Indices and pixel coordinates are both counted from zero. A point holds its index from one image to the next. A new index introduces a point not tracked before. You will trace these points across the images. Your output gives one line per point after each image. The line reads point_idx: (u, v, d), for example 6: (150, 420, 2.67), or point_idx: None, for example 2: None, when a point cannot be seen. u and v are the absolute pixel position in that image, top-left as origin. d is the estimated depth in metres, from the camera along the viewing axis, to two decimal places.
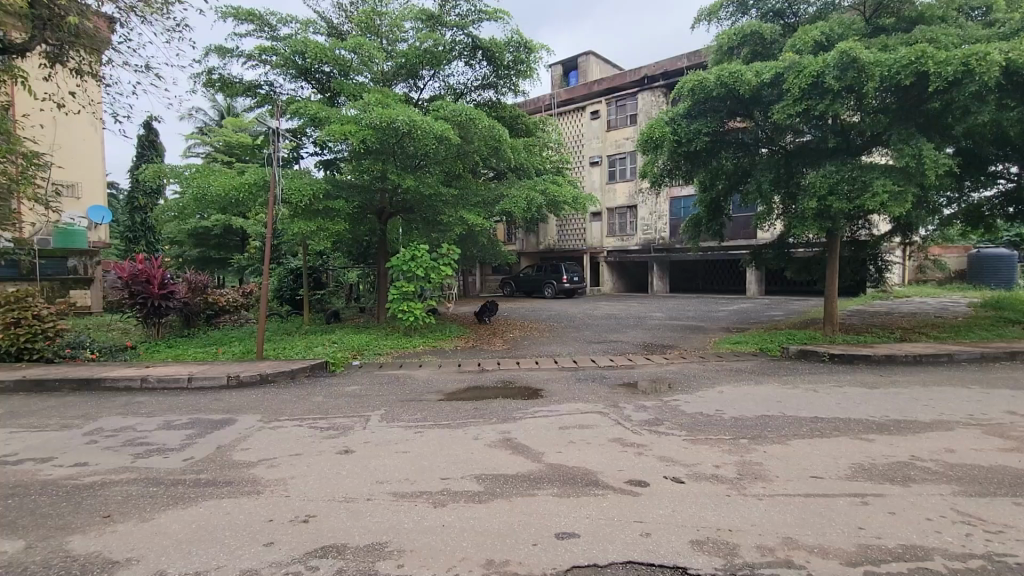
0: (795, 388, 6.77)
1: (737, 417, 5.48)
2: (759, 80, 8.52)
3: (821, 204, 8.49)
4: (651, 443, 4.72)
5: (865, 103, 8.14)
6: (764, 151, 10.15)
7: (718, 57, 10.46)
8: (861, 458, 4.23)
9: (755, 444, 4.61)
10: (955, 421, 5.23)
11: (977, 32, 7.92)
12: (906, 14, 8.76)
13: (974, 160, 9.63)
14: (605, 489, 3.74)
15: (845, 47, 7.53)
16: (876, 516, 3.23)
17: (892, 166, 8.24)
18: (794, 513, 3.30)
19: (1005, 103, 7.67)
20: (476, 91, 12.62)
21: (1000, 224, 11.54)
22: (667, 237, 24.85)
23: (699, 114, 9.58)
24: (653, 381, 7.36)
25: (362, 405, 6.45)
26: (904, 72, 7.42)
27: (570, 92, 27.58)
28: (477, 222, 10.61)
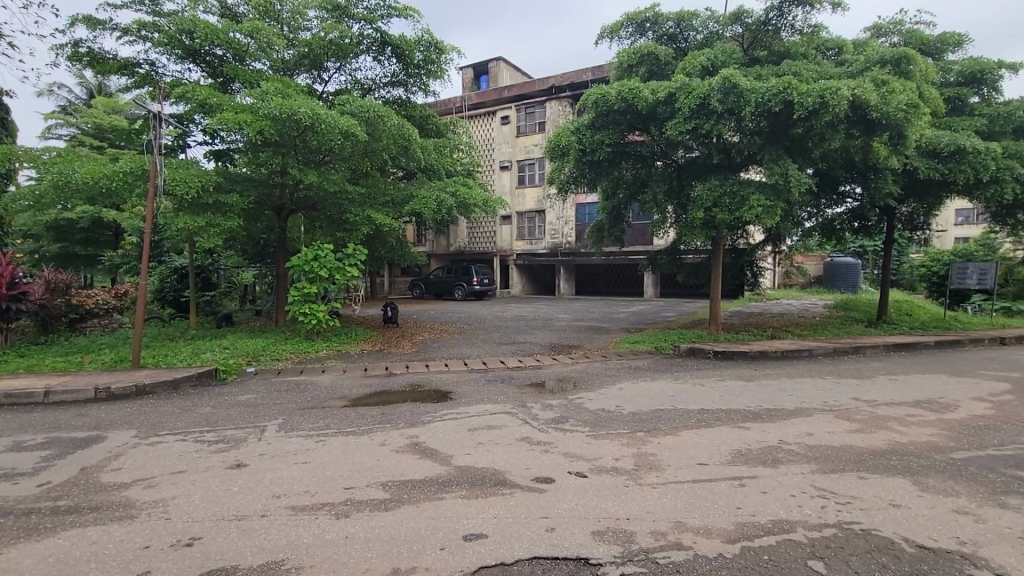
0: (685, 383, 7.39)
1: (634, 412, 5.86)
2: (655, 97, 9.19)
3: (707, 215, 9.34)
4: (557, 440, 4.90)
5: (743, 125, 9.05)
6: (659, 164, 10.96)
7: (619, 73, 11.14)
8: (738, 444, 4.72)
9: (650, 437, 4.97)
10: (812, 407, 6.01)
11: (831, 69, 9.15)
12: (775, 48, 9.89)
13: (828, 181, 11.16)
14: (512, 488, 3.83)
15: (726, 73, 8.40)
16: (751, 496, 3.62)
17: (765, 183, 9.23)
18: (683, 498, 3.60)
19: (853, 133, 8.87)
20: (385, 88, 12.33)
21: (849, 236, 13.44)
22: (572, 242, 25.95)
23: (601, 126, 10.14)
24: (560, 380, 7.66)
25: (258, 415, 6.02)
26: (774, 100, 8.36)
27: (481, 96, 27.81)
28: (385, 222, 10.30)
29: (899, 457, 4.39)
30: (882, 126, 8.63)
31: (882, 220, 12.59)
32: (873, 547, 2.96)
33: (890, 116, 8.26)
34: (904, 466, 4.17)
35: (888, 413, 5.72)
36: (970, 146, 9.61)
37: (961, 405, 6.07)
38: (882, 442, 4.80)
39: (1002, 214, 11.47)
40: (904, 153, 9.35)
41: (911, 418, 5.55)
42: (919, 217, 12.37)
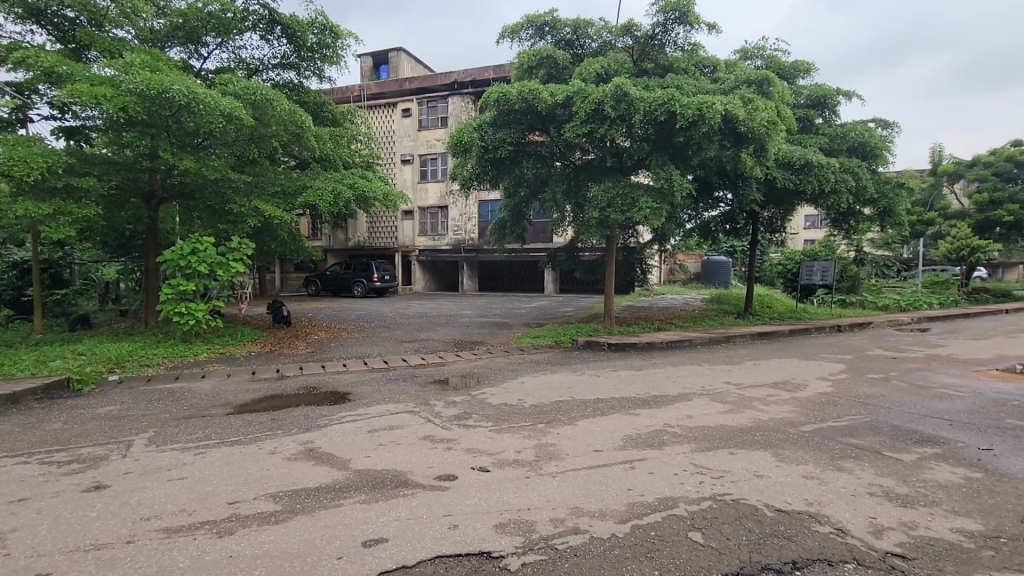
0: (582, 374, 7.79)
1: (535, 404, 6.06)
2: (553, 100, 9.56)
3: (601, 215, 9.87)
4: (460, 437, 4.91)
5: (633, 131, 9.67)
6: (557, 164, 11.37)
7: (519, 73, 11.40)
8: (630, 429, 5.06)
9: (550, 427, 5.17)
10: (692, 392, 6.64)
11: (707, 85, 10.07)
12: (661, 61, 10.66)
13: (705, 187, 12.29)
14: (414, 488, 3.78)
15: (619, 82, 8.93)
16: (640, 478, 3.91)
17: (653, 186, 9.95)
18: (579, 485, 3.80)
19: (725, 144, 9.83)
20: (274, 70, 11.46)
21: (722, 237, 14.92)
22: (475, 238, 26.09)
23: (502, 124, 10.34)
24: (463, 376, 7.69)
25: (124, 429, 5.33)
26: (660, 109, 9.03)
27: (380, 86, 26.89)
28: (274, 214, 9.57)
29: (762, 433, 4.99)
30: (748, 139, 9.67)
31: (749, 223, 14.13)
32: (740, 514, 3.34)
33: (755, 130, 9.28)
34: (766, 441, 4.75)
35: (754, 394, 6.47)
36: (816, 160, 11.11)
37: (809, 384, 7.06)
38: (749, 420, 5.42)
39: (839, 220, 13.42)
40: (766, 164, 10.55)
41: (771, 397, 6.34)
42: (777, 221, 14.06)
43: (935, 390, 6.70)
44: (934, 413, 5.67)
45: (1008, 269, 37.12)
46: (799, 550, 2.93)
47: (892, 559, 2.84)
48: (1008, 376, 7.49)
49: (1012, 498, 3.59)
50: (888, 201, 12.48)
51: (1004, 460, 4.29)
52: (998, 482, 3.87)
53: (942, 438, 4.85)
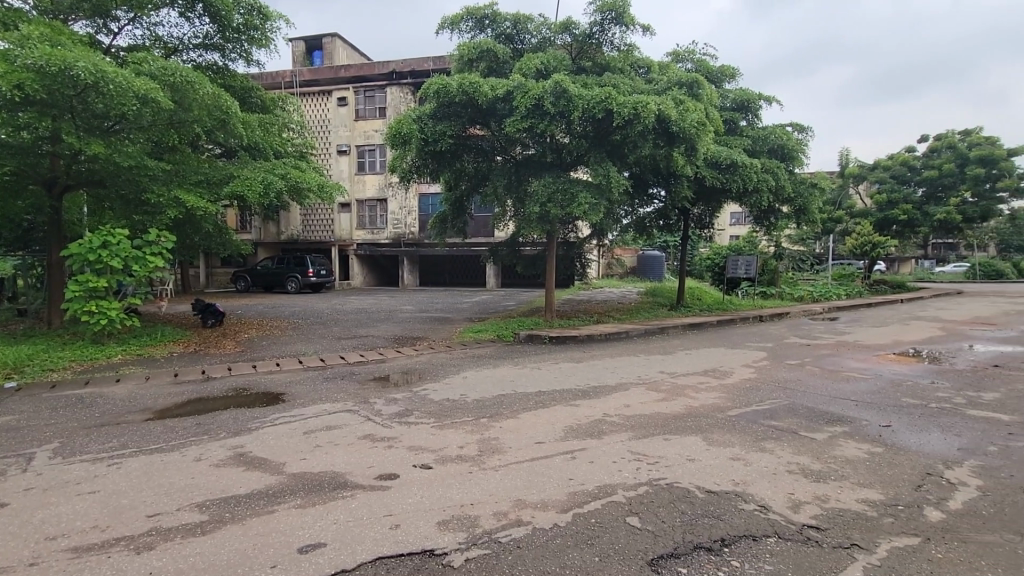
0: (524, 367, 7.88)
1: (478, 399, 6.06)
2: (493, 93, 9.54)
3: (542, 209, 9.97)
4: (401, 435, 4.82)
5: (572, 128, 9.82)
6: (498, 159, 11.37)
7: (459, 66, 11.30)
8: (570, 421, 5.18)
9: (493, 421, 5.19)
10: (629, 382, 6.89)
11: (642, 85, 10.39)
12: (598, 60, 10.89)
13: (640, 185, 12.72)
14: (354, 490, 3.68)
15: (558, 78, 9.05)
16: (580, 467, 4.01)
17: (591, 182, 10.16)
18: (522, 477, 3.84)
19: (659, 143, 10.19)
20: (195, 51, 10.70)
21: (657, 232, 15.52)
22: (415, 232, 25.68)
23: (442, 117, 10.22)
24: (404, 373, 7.56)
25: (23, 441, 4.82)
26: (598, 107, 9.22)
27: (314, 73, 25.73)
28: (198, 205, 8.96)
29: (694, 419, 5.25)
30: (680, 139, 10.06)
31: (681, 220, 14.77)
32: (675, 497, 3.50)
33: (687, 130, 9.68)
34: (697, 426, 5.00)
35: (686, 383, 6.79)
36: (741, 161, 11.77)
37: (734, 371, 7.52)
38: (682, 407, 5.69)
39: (761, 217, 14.32)
40: (696, 163, 11.05)
41: (701, 385, 6.70)
42: (706, 218, 14.80)
43: (843, 373, 7.32)
44: (842, 394, 6.21)
45: (902, 263, 41.30)
46: (727, 528, 3.12)
47: (808, 531, 3.08)
48: (903, 359, 8.32)
49: (908, 469, 4.00)
50: (803, 200, 13.44)
51: (901, 435, 4.76)
52: (897, 454, 4.29)
53: (850, 417, 5.31)
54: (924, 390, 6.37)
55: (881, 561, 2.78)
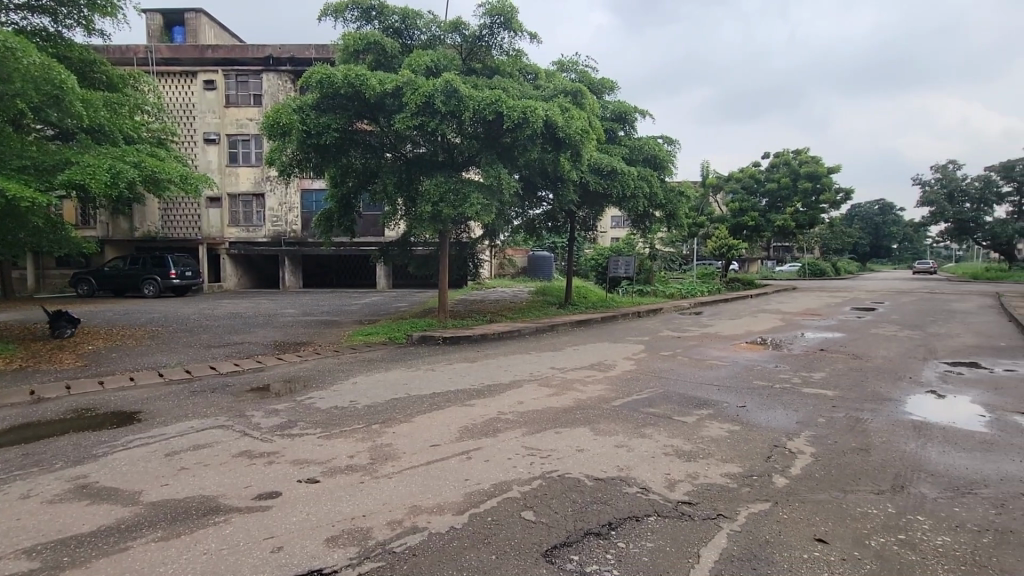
0: (417, 369, 7.73)
1: (369, 404, 5.81)
2: (381, 88, 9.27)
3: (434, 209, 9.85)
4: (283, 449, 4.47)
5: (463, 128, 9.83)
6: (387, 156, 11.04)
7: (344, 56, 10.82)
8: (465, 421, 5.16)
9: (385, 427, 5.01)
10: (522, 379, 7.06)
11: (530, 90, 10.68)
12: (488, 63, 11.02)
13: (530, 187, 13.08)
14: (228, 514, 3.33)
15: (449, 77, 9.01)
16: (476, 467, 4.02)
17: (483, 183, 10.24)
18: (417, 482, 3.76)
19: (547, 147, 10.54)
20: (18, 13, 9.08)
21: (545, 234, 16.09)
22: (297, 230, 24.05)
23: (326, 108, 9.73)
24: (287, 381, 7.02)
25: None
26: (488, 109, 9.31)
27: (175, 51, 22.99)
28: (25, 194, 7.56)
29: (582, 411, 5.51)
30: (566, 144, 10.50)
31: (568, 222, 15.44)
32: (566, 488, 3.65)
33: (572, 137, 10.12)
34: (585, 418, 5.26)
35: (574, 377, 7.12)
36: (620, 168, 12.62)
37: (617, 364, 8.04)
38: (571, 400, 5.95)
39: (638, 221, 15.47)
40: (581, 169, 11.60)
41: (588, 378, 7.06)
42: (591, 220, 15.63)
43: (707, 362, 8.16)
44: (707, 380, 6.92)
45: (751, 263, 47.28)
46: (614, 512, 3.32)
47: (682, 507, 3.38)
48: (754, 347, 9.50)
49: (759, 443, 4.56)
50: (673, 206, 14.75)
51: (754, 413, 5.42)
52: (751, 431, 4.87)
53: (713, 400, 5.93)
54: (771, 373, 7.32)
55: (741, 527, 3.14)
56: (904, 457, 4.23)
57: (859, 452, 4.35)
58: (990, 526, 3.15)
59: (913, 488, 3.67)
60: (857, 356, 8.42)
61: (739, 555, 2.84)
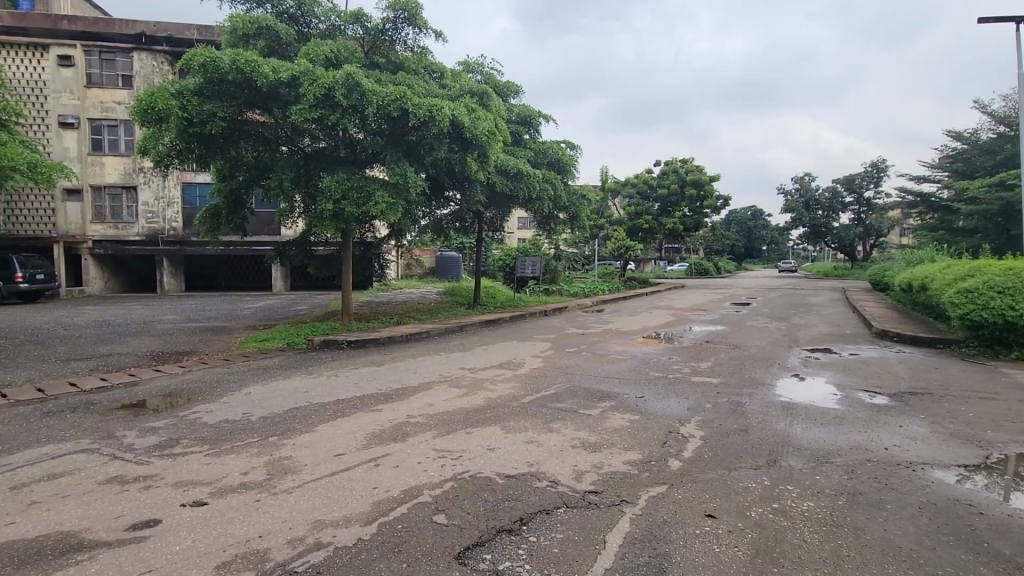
0: (319, 375, 7.32)
1: (265, 416, 5.40)
2: (275, 77, 8.66)
3: (335, 207, 9.39)
4: (163, 470, 4.02)
5: (366, 123, 9.46)
6: (283, 150, 10.36)
7: (232, 40, 10.01)
8: (373, 427, 4.98)
9: (284, 439, 4.68)
10: (431, 381, 6.96)
11: (436, 89, 10.52)
12: (391, 58, 10.69)
13: (437, 186, 12.93)
14: (94, 550, 2.92)
15: (350, 70, 8.65)
16: (385, 474, 3.89)
17: (388, 181, 9.93)
18: (320, 495, 3.55)
19: (454, 147, 10.45)
20: None
21: (453, 234, 16.00)
22: (178, 227, 21.81)
23: (211, 95, 8.93)
24: (167, 396, 6.31)
25: None
26: (392, 105, 9.04)
27: (20, 18, 19.83)
28: None
29: (492, 410, 5.54)
30: (473, 145, 10.47)
31: (475, 223, 15.47)
32: (478, 487, 3.65)
33: (478, 138, 10.11)
34: (495, 416, 5.30)
35: (484, 376, 7.15)
36: (526, 170, 12.86)
37: (525, 362, 8.21)
38: (481, 400, 5.97)
39: (544, 222, 15.90)
40: (488, 170, 11.64)
41: (497, 377, 7.14)
42: (498, 221, 15.78)
43: (609, 356, 8.58)
44: (610, 374, 7.28)
45: (646, 263, 50.62)
46: (525, 507, 3.37)
47: (589, 496, 3.52)
48: (649, 341, 10.17)
49: (656, 430, 4.88)
50: (576, 208, 15.32)
51: (651, 403, 5.79)
52: (648, 419, 5.20)
53: (615, 393, 6.25)
54: (665, 365, 7.87)
55: (641, 510, 3.33)
56: (775, 435, 4.74)
57: (740, 432, 4.81)
58: (844, 490, 3.63)
59: (783, 461, 4.13)
60: (737, 346, 9.34)
61: (641, 536, 3.02)
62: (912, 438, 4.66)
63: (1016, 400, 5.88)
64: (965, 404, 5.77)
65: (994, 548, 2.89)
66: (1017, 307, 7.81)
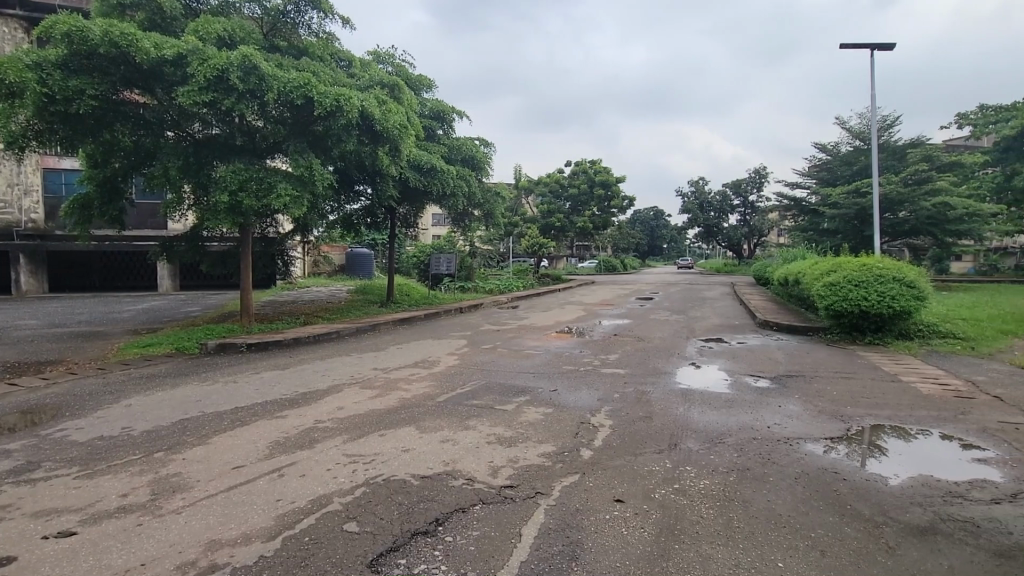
0: (214, 382, 6.73)
1: (149, 430, 4.86)
2: (158, 54, 7.82)
3: (232, 199, 8.66)
4: (20, 499, 3.48)
5: (266, 110, 8.82)
6: (169, 135, 9.40)
7: (105, 9, 8.90)
8: (276, 435, 4.67)
9: (172, 454, 4.25)
10: (341, 383, 6.65)
11: (344, 78, 10.04)
12: (294, 42, 10.03)
13: (346, 180, 12.38)
14: None
15: (246, 52, 8.02)
16: (290, 484, 3.66)
17: (291, 173, 9.33)
18: (216, 512, 3.27)
19: (364, 140, 10.03)
20: None
21: (364, 230, 15.44)
22: (39, 219, 19.04)
23: (79, 70, 7.88)
24: (25, 413, 5.48)
25: None
26: (295, 92, 8.51)
27: None
28: None
29: (407, 410, 5.42)
30: (384, 138, 10.15)
31: (388, 218, 15.01)
32: (391, 491, 3.55)
33: (390, 131, 9.80)
34: (410, 417, 5.19)
35: (397, 376, 6.98)
36: (440, 166, 12.70)
37: (440, 360, 8.12)
38: (394, 400, 5.81)
39: (458, 219, 15.81)
40: (401, 165, 11.33)
41: (411, 376, 6.99)
42: (411, 217, 15.42)
43: (524, 352, 8.74)
44: (525, 369, 7.41)
45: (558, 260, 52.17)
46: (440, 507, 3.33)
47: (505, 491, 3.55)
48: (562, 336, 10.49)
49: (569, 421, 5.04)
50: (490, 206, 15.39)
51: (563, 396, 5.97)
52: (561, 411, 5.36)
53: (529, 387, 6.37)
54: (577, 358, 8.16)
55: (555, 501, 3.42)
56: (675, 420, 5.09)
57: (645, 419, 5.10)
58: (735, 467, 3.97)
59: (683, 444, 4.44)
60: (641, 339, 9.91)
61: (555, 526, 3.09)
62: (789, 416, 5.21)
63: (870, 379, 6.80)
64: (831, 383, 6.56)
65: (855, 510, 3.30)
66: (869, 298, 9.00)
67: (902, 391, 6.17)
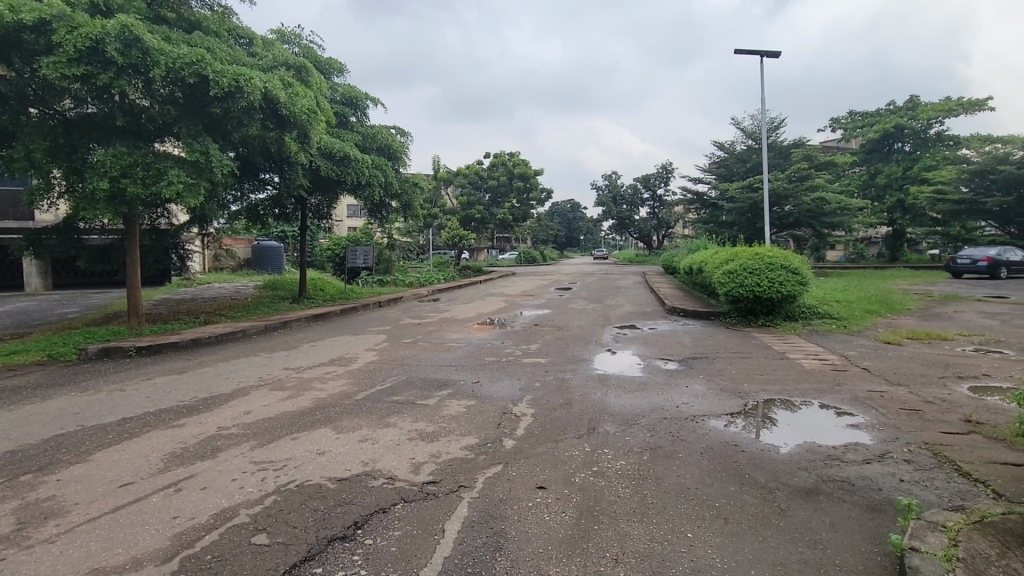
0: (98, 391, 6.02)
1: (14, 450, 4.24)
2: (13, 17, 6.76)
3: (113, 186, 7.73)
4: None
5: (152, 88, 7.95)
6: (32, 112, 8.20)
7: None
8: (173, 446, 4.26)
9: (44, 476, 3.74)
10: (248, 385, 6.20)
11: (244, 57, 9.27)
12: (184, 14, 9.08)
13: (249, 168, 11.50)
14: None
15: (126, 21, 7.14)
16: (190, 498, 3.36)
17: (184, 158, 8.48)
18: (100, 537, 2.93)
19: (268, 125, 9.35)
20: None
21: (272, 221, 14.49)
22: None
23: None
24: None
25: None
26: (187, 69, 7.74)
27: None
28: None
29: (323, 411, 5.16)
30: (291, 124, 9.52)
31: (298, 209, 14.17)
32: (305, 497, 3.36)
33: (297, 116, 9.20)
34: (325, 417, 4.95)
35: (311, 375, 6.63)
36: (353, 155, 12.16)
37: (358, 356, 7.82)
38: (308, 401, 5.51)
39: (374, 210, 15.27)
40: (310, 152, 10.70)
41: (327, 374, 6.67)
42: (324, 208, 14.67)
43: (445, 345, 8.65)
44: (446, 362, 7.33)
45: (479, 252, 52.22)
46: (359, 509, 3.20)
47: (427, 487, 3.49)
48: (484, 327, 10.51)
49: (491, 413, 5.05)
50: (408, 196, 14.99)
51: (485, 387, 5.98)
52: (484, 403, 5.36)
53: (451, 380, 6.31)
54: (499, 349, 8.21)
55: (478, 493, 3.41)
56: (593, 405, 5.27)
57: (565, 406, 5.24)
58: (648, 446, 4.19)
59: (601, 428, 4.61)
60: (560, 328, 10.17)
61: (479, 518, 3.09)
62: (695, 395, 5.59)
63: (763, 357, 7.46)
64: (730, 363, 7.12)
65: (753, 479, 3.60)
66: (761, 284, 9.85)
67: (789, 367, 6.84)
